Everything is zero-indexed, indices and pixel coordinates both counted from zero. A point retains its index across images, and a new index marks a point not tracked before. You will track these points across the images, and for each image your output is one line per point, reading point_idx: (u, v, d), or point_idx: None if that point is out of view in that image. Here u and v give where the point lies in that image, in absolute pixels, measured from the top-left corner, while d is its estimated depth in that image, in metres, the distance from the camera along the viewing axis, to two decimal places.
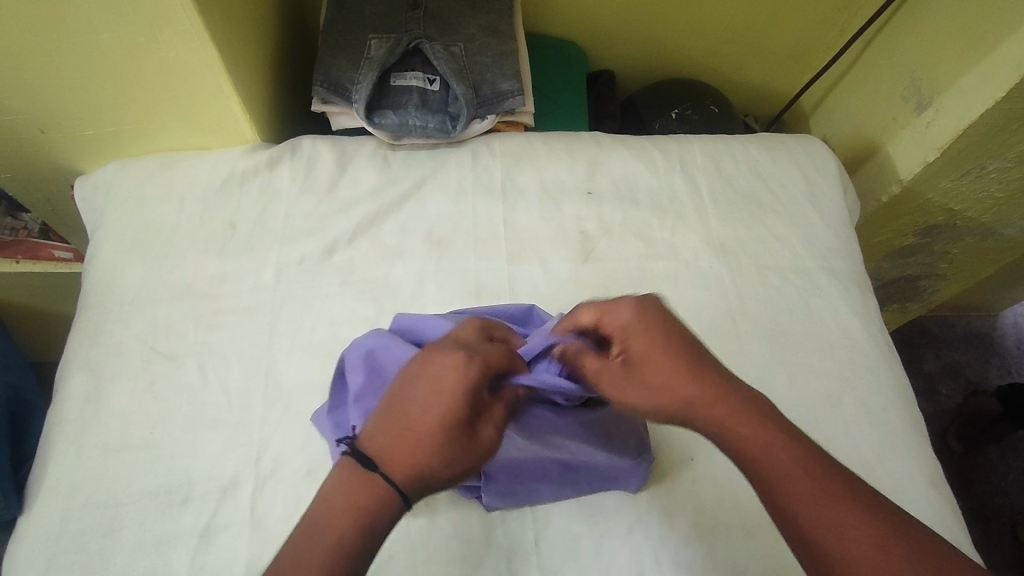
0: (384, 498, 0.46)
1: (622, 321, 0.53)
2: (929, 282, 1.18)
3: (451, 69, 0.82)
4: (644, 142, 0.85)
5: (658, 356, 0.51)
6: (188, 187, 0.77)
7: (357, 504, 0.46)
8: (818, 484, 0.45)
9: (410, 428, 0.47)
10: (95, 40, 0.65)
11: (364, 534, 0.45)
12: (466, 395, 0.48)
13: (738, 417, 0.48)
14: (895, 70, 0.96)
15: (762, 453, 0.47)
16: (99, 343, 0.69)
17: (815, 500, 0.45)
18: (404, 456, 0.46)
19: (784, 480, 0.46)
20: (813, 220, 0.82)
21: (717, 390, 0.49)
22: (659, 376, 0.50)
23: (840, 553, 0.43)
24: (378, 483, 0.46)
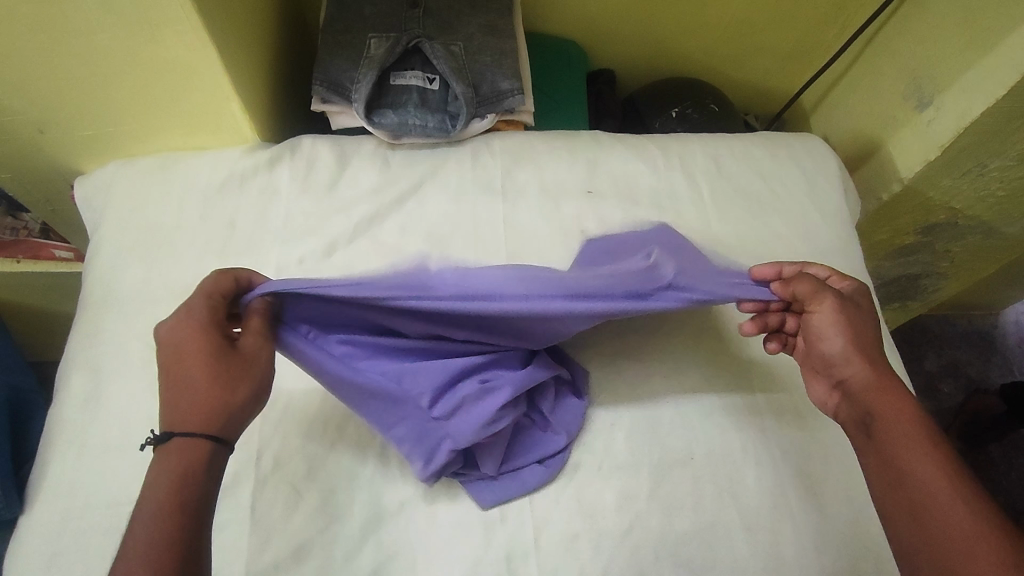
0: (193, 447, 0.48)
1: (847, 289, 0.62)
2: (930, 281, 1.18)
3: (450, 67, 0.82)
4: (645, 141, 0.85)
5: (867, 321, 0.59)
6: (188, 187, 0.77)
7: (170, 466, 0.48)
8: (941, 461, 0.49)
9: (181, 383, 0.50)
10: (94, 40, 0.65)
11: (183, 491, 0.47)
12: (203, 331, 0.52)
13: (888, 395, 0.54)
14: (896, 68, 0.96)
15: (894, 422, 0.52)
16: (99, 342, 0.69)
17: (934, 474, 0.49)
18: (186, 411, 0.49)
19: (900, 444, 0.51)
20: (813, 218, 0.82)
21: (882, 369, 0.55)
22: (858, 330, 0.57)
23: (934, 506, 0.48)
24: (176, 443, 0.48)
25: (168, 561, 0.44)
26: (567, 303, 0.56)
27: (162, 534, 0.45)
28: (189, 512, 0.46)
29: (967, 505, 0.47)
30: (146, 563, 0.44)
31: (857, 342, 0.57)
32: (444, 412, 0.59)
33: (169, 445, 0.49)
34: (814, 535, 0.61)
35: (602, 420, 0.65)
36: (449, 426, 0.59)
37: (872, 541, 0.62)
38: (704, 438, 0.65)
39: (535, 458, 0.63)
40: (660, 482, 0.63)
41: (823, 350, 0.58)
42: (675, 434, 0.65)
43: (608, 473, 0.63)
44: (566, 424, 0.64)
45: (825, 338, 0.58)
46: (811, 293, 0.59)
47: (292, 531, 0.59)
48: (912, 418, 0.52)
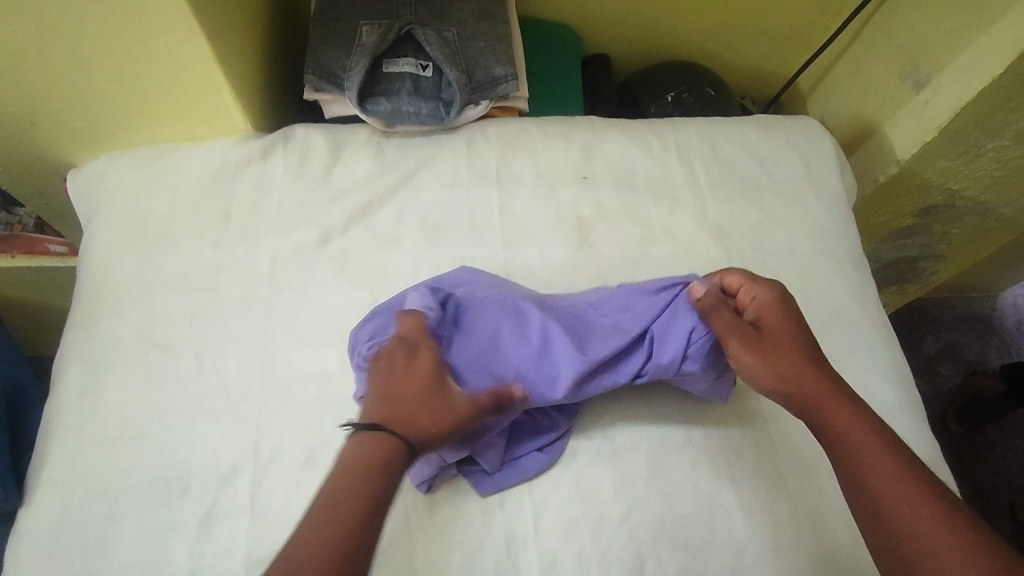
0: (395, 456, 0.52)
1: (756, 301, 0.61)
2: (927, 264, 1.18)
3: (443, 53, 0.81)
4: (640, 126, 0.85)
5: (785, 334, 0.59)
6: (181, 179, 0.77)
7: (374, 464, 0.51)
8: (896, 468, 0.50)
9: (397, 399, 0.55)
10: (85, 31, 0.64)
11: (379, 479, 0.50)
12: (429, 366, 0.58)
13: (834, 404, 0.55)
14: (892, 49, 0.95)
15: (845, 430, 0.53)
16: (95, 335, 0.69)
17: (892, 477, 0.49)
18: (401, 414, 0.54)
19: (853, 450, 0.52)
20: (810, 201, 0.82)
21: (813, 376, 0.56)
22: (774, 348, 0.58)
23: (890, 513, 0.48)
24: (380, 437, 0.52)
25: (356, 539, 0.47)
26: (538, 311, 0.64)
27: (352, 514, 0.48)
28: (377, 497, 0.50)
29: (920, 500, 0.48)
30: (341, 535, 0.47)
31: (775, 367, 0.57)
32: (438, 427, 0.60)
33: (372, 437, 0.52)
34: (812, 516, 0.62)
35: (598, 406, 0.66)
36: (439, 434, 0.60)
37: None
38: (701, 421, 0.65)
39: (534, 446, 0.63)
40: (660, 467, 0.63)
41: (754, 386, 0.58)
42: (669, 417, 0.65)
43: (606, 458, 0.63)
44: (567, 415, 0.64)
45: (749, 374, 0.58)
46: (730, 324, 0.59)
47: (292, 520, 0.59)
48: (857, 419, 0.53)
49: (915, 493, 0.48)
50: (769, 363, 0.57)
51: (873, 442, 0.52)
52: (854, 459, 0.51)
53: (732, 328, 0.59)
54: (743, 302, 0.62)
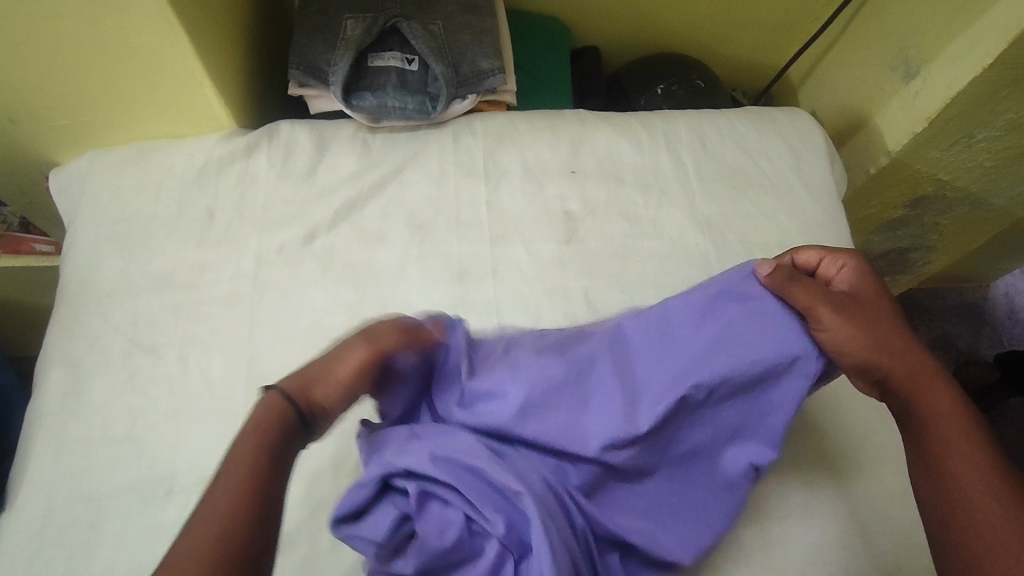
0: (276, 407, 0.48)
1: (849, 275, 0.59)
2: (919, 254, 1.19)
3: (429, 47, 0.79)
4: (629, 119, 0.84)
5: (877, 306, 0.57)
6: (163, 177, 0.76)
7: (256, 419, 0.47)
8: (983, 463, 0.48)
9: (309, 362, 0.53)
10: (61, 27, 0.63)
11: (261, 437, 0.46)
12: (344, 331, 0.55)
13: (930, 389, 0.53)
14: (882, 39, 0.94)
15: (936, 416, 0.51)
16: (77, 336, 0.68)
17: (974, 469, 0.48)
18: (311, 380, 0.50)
19: (940, 438, 0.50)
20: (799, 194, 0.81)
21: (915, 358, 0.54)
22: (863, 317, 0.55)
23: (965, 501, 0.47)
24: (277, 401, 0.48)
25: (248, 513, 0.42)
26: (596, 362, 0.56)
27: (249, 487, 0.44)
28: (277, 469, 0.45)
29: (996, 485, 0.47)
30: (232, 507, 0.42)
31: (873, 336, 0.54)
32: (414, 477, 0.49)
33: (269, 397, 0.49)
34: (801, 511, 0.62)
35: None
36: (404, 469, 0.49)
37: (860, 516, 0.62)
38: None
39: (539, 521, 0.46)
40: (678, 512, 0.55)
41: (835, 359, 0.55)
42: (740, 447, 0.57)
43: None
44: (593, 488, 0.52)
45: (832, 341, 0.54)
46: (810, 295, 0.56)
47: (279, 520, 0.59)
48: (956, 406, 0.52)
49: (993, 479, 0.47)
50: (859, 335, 0.54)
51: (966, 435, 0.50)
52: (943, 437, 0.50)
53: (824, 299, 0.56)
54: (829, 274, 0.60)
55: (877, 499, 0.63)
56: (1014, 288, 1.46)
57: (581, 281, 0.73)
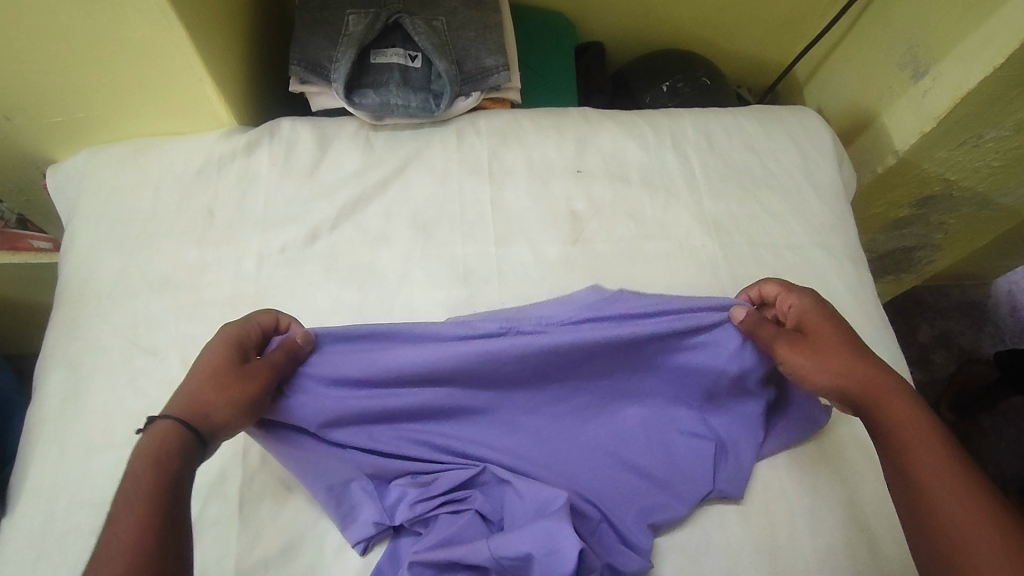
0: (173, 440, 0.49)
1: (796, 308, 0.61)
2: (923, 253, 1.21)
3: (433, 43, 0.77)
4: (635, 117, 0.83)
5: (827, 335, 0.57)
6: (163, 175, 0.75)
7: (149, 451, 0.48)
8: (944, 463, 0.48)
9: (191, 381, 0.53)
10: (57, 21, 0.62)
11: (158, 469, 0.47)
12: (231, 348, 0.55)
13: (886, 394, 0.53)
14: (892, 37, 0.93)
15: (894, 422, 0.52)
16: (76, 338, 0.67)
17: (934, 469, 0.48)
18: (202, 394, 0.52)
19: (901, 440, 0.51)
20: (807, 194, 0.80)
21: (876, 373, 0.54)
22: (833, 349, 0.56)
23: (930, 504, 0.47)
24: (172, 426, 0.50)
25: (152, 537, 0.43)
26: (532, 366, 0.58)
27: (146, 512, 0.44)
28: (173, 498, 0.46)
29: (965, 491, 0.47)
30: (132, 535, 0.43)
31: (828, 364, 0.55)
32: (406, 507, 0.57)
33: (160, 425, 0.50)
34: (808, 516, 0.61)
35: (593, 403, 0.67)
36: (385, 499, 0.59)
37: (869, 517, 0.62)
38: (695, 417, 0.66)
39: (534, 529, 0.52)
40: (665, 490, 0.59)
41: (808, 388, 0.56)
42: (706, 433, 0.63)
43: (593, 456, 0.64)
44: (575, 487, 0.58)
45: (811, 376, 0.56)
46: (775, 335, 0.58)
47: (284, 525, 0.59)
48: (913, 411, 0.52)
49: (963, 484, 0.47)
50: (821, 370, 0.55)
51: (926, 436, 0.50)
52: (907, 451, 0.50)
53: (781, 336, 0.58)
54: (783, 309, 0.62)
55: (884, 502, 0.63)
56: (1017, 286, 1.45)
57: (587, 283, 0.72)
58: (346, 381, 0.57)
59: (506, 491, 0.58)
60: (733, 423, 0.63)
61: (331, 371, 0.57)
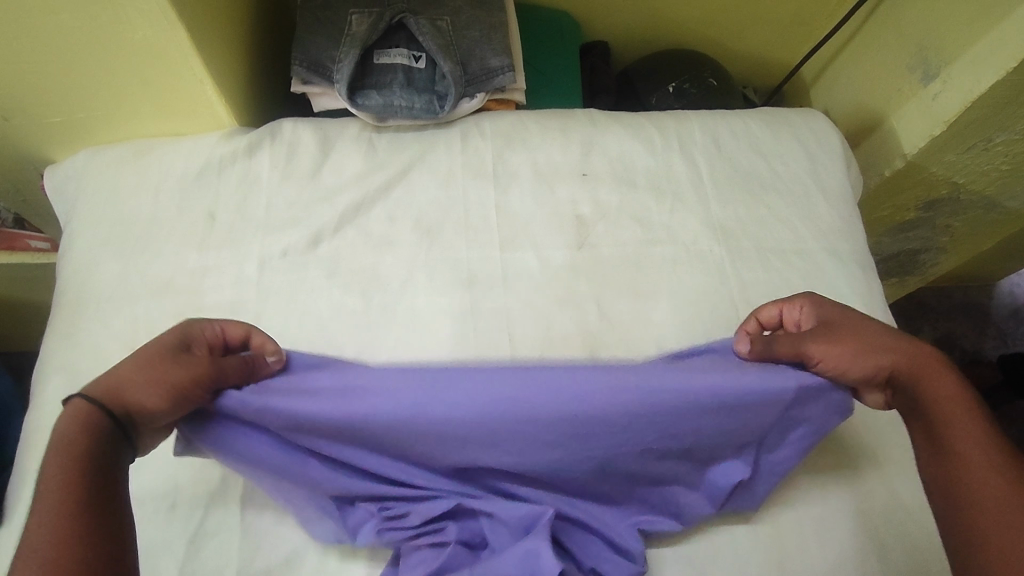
0: (82, 418, 0.47)
1: (809, 309, 0.60)
2: (929, 256, 1.20)
3: (437, 44, 0.76)
4: (641, 120, 0.82)
5: (851, 323, 0.57)
6: (162, 177, 0.74)
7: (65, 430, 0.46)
8: (988, 444, 0.49)
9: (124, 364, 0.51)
10: (56, 21, 0.61)
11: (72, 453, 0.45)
12: (170, 337, 0.52)
13: (935, 372, 0.54)
14: (902, 38, 0.91)
15: (940, 401, 0.52)
16: (74, 343, 0.66)
17: (981, 449, 0.49)
18: (123, 377, 0.49)
19: (947, 417, 0.51)
20: (815, 199, 0.80)
21: (922, 355, 0.54)
22: (857, 339, 0.56)
23: (971, 482, 0.48)
24: (88, 405, 0.48)
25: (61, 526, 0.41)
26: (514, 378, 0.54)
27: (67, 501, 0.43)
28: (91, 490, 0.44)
29: (1011, 472, 0.47)
30: (50, 521, 0.42)
31: (863, 352, 0.55)
32: (371, 529, 0.56)
33: (75, 404, 0.48)
34: (818, 529, 0.60)
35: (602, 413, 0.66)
36: (350, 518, 0.56)
37: (878, 528, 0.61)
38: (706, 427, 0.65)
39: (515, 551, 0.52)
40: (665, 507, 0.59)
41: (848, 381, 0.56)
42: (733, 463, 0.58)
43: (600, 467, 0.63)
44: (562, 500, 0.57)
45: (841, 370, 0.55)
46: (794, 340, 0.57)
47: (285, 537, 0.58)
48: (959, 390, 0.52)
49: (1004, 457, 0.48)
50: (856, 360, 0.55)
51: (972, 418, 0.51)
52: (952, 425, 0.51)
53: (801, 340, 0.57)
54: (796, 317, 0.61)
55: (894, 512, 0.62)
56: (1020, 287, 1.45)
57: (593, 289, 0.71)
58: (305, 401, 0.52)
59: (481, 516, 0.56)
60: (771, 451, 0.59)
61: (282, 389, 0.53)
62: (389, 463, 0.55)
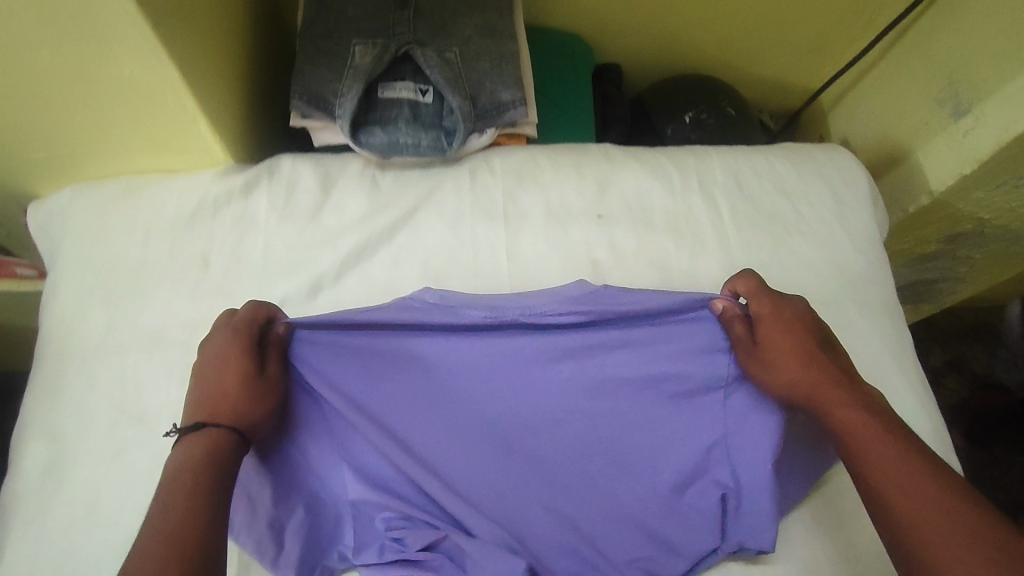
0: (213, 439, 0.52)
1: (767, 304, 0.60)
2: (946, 285, 1.17)
3: (445, 78, 0.71)
4: (659, 157, 0.78)
5: (786, 336, 0.58)
6: (152, 218, 0.69)
7: (191, 452, 0.51)
8: (907, 460, 0.50)
9: (211, 389, 0.56)
10: (37, 59, 0.56)
11: (200, 466, 0.50)
12: (236, 348, 0.57)
13: (831, 392, 0.55)
14: (931, 68, 0.87)
15: (849, 425, 0.53)
16: (57, 401, 0.62)
17: (898, 467, 0.50)
18: (239, 402, 0.55)
19: (859, 442, 0.52)
20: (841, 243, 0.76)
21: (828, 380, 0.56)
22: (790, 351, 0.57)
23: (900, 502, 0.48)
24: (214, 432, 0.53)
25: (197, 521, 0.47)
26: (516, 378, 0.61)
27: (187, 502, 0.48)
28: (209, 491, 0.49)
29: (928, 490, 0.48)
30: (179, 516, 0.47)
31: (797, 364, 0.57)
32: (375, 548, 0.58)
33: (204, 433, 0.53)
34: None
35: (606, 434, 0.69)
36: (361, 534, 0.60)
37: None
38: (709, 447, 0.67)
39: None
40: (664, 540, 0.60)
41: (772, 388, 0.57)
42: (716, 479, 0.60)
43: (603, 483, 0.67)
44: (558, 515, 0.61)
45: (776, 375, 0.57)
46: (745, 334, 0.59)
47: None
48: (866, 417, 0.53)
49: (922, 482, 0.48)
50: (787, 368, 0.56)
51: (885, 439, 0.52)
52: (860, 451, 0.52)
53: (750, 338, 0.59)
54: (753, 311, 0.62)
55: None
56: None
57: None
58: (349, 392, 0.60)
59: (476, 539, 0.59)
60: (743, 466, 0.59)
61: (339, 377, 0.60)
62: (415, 469, 0.59)
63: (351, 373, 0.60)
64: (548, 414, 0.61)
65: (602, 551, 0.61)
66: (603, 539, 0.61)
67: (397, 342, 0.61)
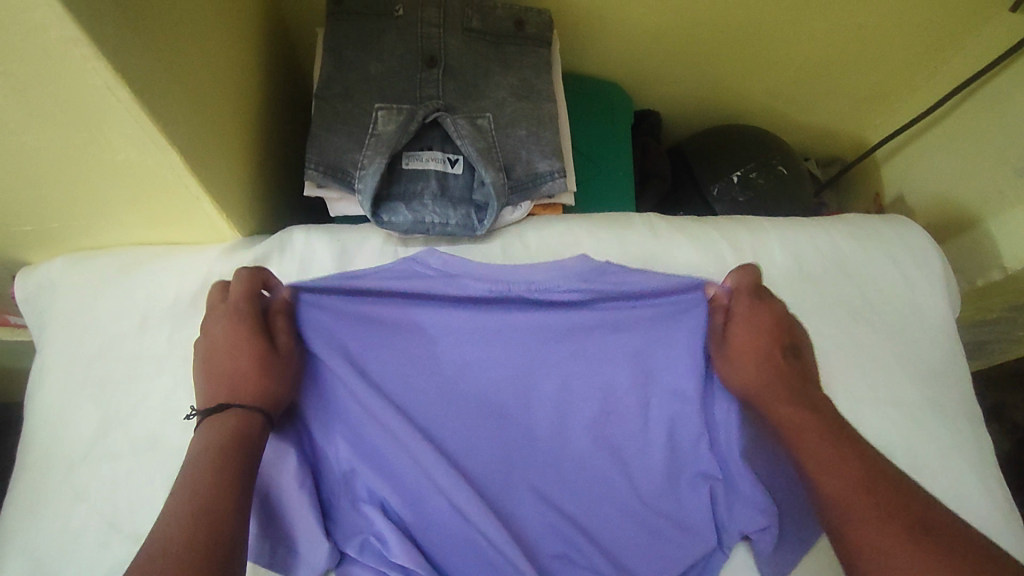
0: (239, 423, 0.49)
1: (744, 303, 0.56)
2: (1000, 346, 1.09)
3: (478, 150, 0.64)
4: (710, 231, 0.70)
5: (760, 334, 0.55)
6: (153, 300, 0.63)
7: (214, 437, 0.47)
8: (864, 476, 0.47)
9: (227, 373, 0.51)
10: (19, 144, 0.49)
11: (228, 452, 0.46)
12: (245, 327, 0.52)
13: (789, 400, 0.53)
14: (1006, 132, 0.80)
15: (802, 434, 0.51)
16: (46, 512, 0.56)
17: (852, 486, 0.47)
18: (260, 383, 0.51)
19: (809, 454, 0.50)
20: (911, 333, 0.68)
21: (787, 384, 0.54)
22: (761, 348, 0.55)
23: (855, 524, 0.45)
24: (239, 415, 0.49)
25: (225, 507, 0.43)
26: (507, 355, 0.58)
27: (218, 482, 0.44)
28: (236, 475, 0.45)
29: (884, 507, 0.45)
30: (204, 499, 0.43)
31: (764, 366, 0.54)
32: (357, 543, 0.54)
33: (230, 418, 0.49)
34: None
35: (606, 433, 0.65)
36: (343, 516, 0.55)
37: None
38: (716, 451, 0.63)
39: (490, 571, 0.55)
40: (657, 531, 0.57)
41: (741, 385, 0.54)
42: (703, 471, 0.57)
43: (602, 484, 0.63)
44: (547, 500, 0.57)
45: (742, 376, 0.55)
46: (722, 329, 0.56)
47: None
48: (800, 412, 0.52)
49: (882, 494, 0.46)
50: (757, 368, 0.54)
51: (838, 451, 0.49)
52: (812, 464, 0.50)
53: (727, 334, 0.56)
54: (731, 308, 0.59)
55: None
56: None
57: None
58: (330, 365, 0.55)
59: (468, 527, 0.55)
60: (732, 454, 0.56)
61: (324, 345, 0.55)
62: (394, 450, 0.54)
63: (326, 345, 0.55)
64: (539, 395, 0.58)
65: (597, 541, 0.57)
66: (595, 525, 0.58)
67: (383, 312, 0.57)
